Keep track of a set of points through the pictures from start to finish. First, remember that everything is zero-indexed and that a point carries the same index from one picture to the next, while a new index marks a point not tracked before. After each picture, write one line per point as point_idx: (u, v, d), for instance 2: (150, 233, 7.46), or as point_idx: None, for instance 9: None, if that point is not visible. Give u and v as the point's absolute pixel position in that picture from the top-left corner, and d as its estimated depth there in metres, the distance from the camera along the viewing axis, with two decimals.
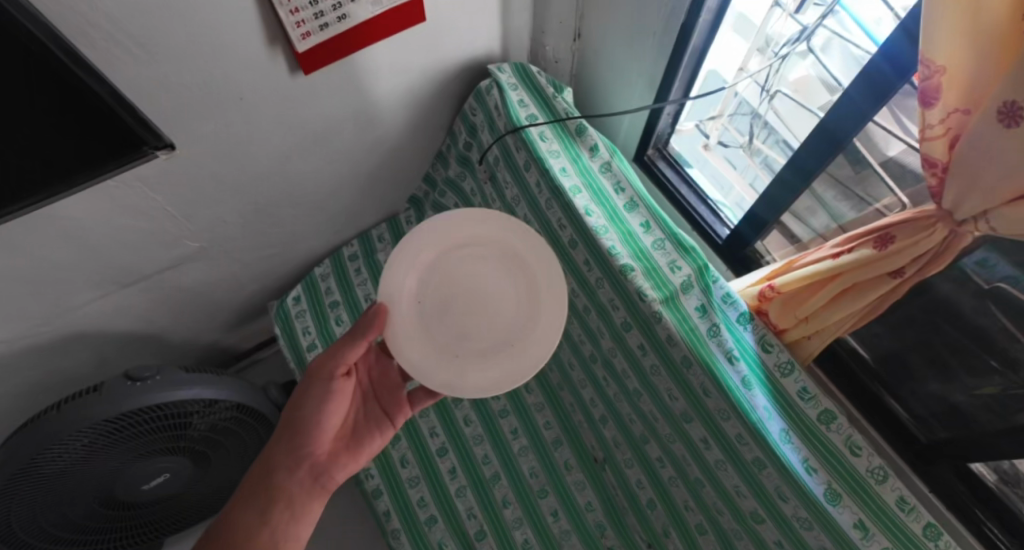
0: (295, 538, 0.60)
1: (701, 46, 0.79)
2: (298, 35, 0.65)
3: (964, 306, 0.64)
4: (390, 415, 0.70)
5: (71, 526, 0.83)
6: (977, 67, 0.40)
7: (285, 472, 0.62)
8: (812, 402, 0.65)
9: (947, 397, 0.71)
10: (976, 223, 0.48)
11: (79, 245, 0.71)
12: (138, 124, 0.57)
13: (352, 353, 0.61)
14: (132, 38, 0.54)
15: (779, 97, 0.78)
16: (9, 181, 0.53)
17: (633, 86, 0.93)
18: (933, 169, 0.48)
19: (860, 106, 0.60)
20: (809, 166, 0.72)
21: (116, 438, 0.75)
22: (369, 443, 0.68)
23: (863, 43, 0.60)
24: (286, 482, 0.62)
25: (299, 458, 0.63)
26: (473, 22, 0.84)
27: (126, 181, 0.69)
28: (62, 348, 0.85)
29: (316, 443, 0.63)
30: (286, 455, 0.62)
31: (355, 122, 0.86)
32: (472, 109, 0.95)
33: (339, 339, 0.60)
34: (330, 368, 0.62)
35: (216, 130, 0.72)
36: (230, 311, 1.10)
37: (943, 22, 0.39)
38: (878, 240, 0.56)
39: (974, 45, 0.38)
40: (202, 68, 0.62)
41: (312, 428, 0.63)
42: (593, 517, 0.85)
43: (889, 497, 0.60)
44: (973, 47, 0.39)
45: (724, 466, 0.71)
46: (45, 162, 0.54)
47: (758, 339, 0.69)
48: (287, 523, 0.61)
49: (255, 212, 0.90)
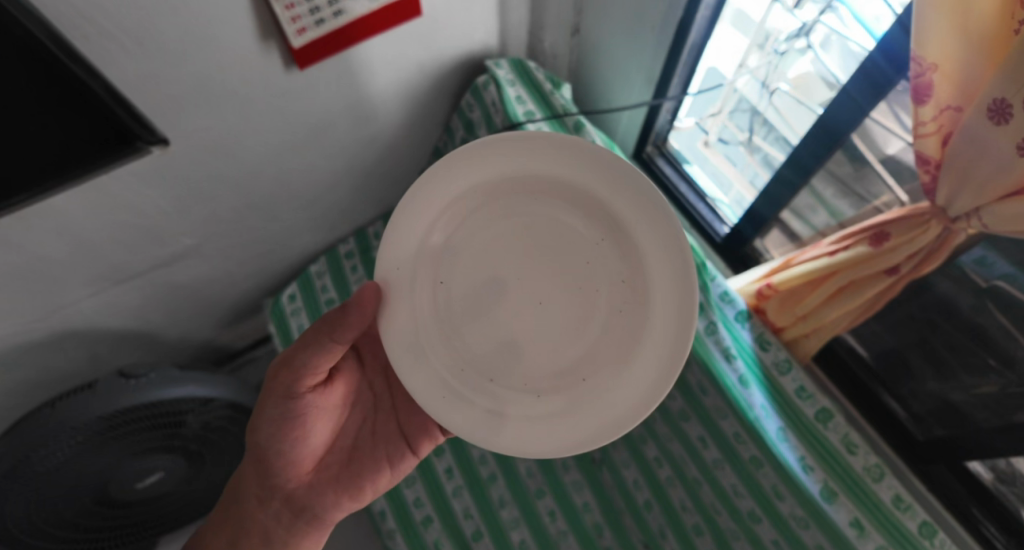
0: None
1: (699, 42, 0.79)
2: (294, 31, 0.64)
3: (962, 304, 0.64)
4: (402, 444, 0.67)
5: (66, 525, 0.83)
6: (966, 66, 0.39)
7: (255, 505, 0.63)
8: (811, 401, 0.65)
9: (946, 396, 0.71)
10: (969, 220, 0.47)
11: (72, 241, 0.71)
12: (131, 119, 0.57)
13: (314, 365, 0.55)
14: (124, 31, 0.53)
15: (778, 94, 0.77)
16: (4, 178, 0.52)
17: (631, 83, 0.92)
18: (925, 166, 0.48)
19: (858, 102, 0.60)
20: (808, 163, 0.71)
21: (110, 435, 0.74)
22: (364, 474, 0.65)
23: (862, 39, 0.60)
24: (255, 511, 0.63)
25: (271, 490, 0.62)
26: (471, 17, 0.84)
27: (119, 176, 0.68)
28: (54, 345, 0.84)
29: (289, 472, 0.61)
30: (254, 484, 0.62)
31: (351, 118, 0.86)
32: (469, 105, 0.94)
33: (301, 352, 0.54)
34: (289, 390, 0.56)
35: (210, 125, 0.71)
36: (225, 308, 1.10)
37: (934, 17, 0.38)
38: (873, 237, 0.56)
39: (963, 43, 0.38)
40: (197, 63, 0.61)
41: (278, 459, 0.60)
42: (590, 518, 0.85)
43: (885, 495, 0.60)
44: (963, 46, 0.38)
45: (722, 465, 0.71)
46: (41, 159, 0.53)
47: (756, 336, 0.69)
48: None
49: (250, 208, 0.89)
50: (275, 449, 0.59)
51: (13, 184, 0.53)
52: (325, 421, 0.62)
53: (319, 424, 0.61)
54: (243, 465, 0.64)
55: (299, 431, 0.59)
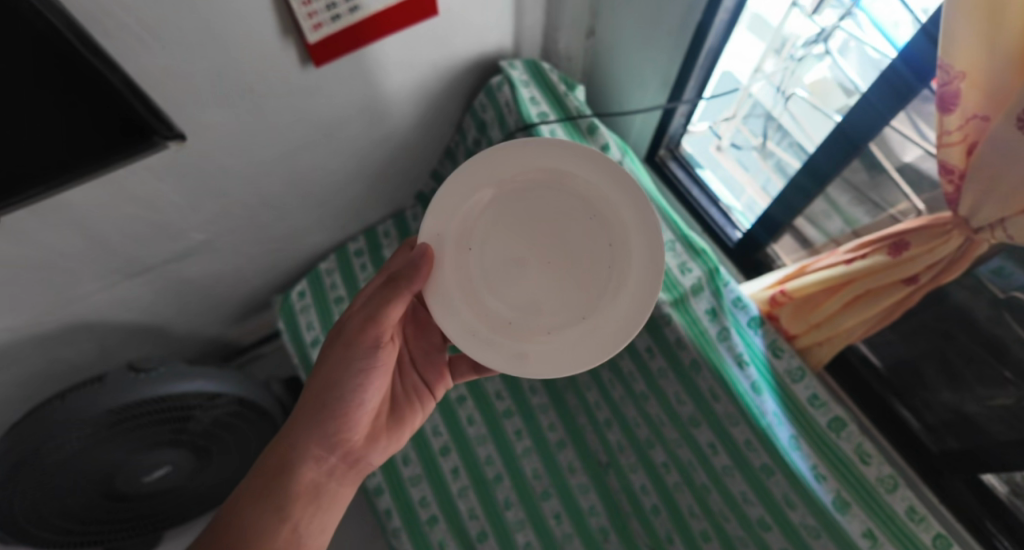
0: (323, 526, 0.55)
1: (716, 45, 0.77)
2: (310, 27, 0.64)
3: (979, 314, 0.63)
4: (431, 387, 0.68)
5: (72, 517, 0.83)
6: (996, 75, 0.38)
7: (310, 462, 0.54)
8: (823, 409, 0.64)
9: (961, 407, 0.70)
10: (993, 231, 0.46)
11: (86, 234, 0.71)
12: (150, 114, 0.56)
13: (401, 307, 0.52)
14: (144, 25, 0.53)
15: (794, 99, 0.78)
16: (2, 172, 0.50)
17: (647, 86, 0.91)
18: (949, 175, 0.47)
19: (878, 109, 0.59)
20: (825, 170, 0.70)
21: (119, 429, 0.74)
22: (411, 416, 0.65)
23: (883, 46, 0.59)
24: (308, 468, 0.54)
25: (331, 443, 0.56)
26: (488, 17, 0.84)
27: (133, 170, 0.68)
28: (65, 337, 0.84)
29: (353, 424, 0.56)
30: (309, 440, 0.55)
31: (365, 117, 0.86)
32: (482, 106, 0.94)
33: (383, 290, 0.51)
34: (374, 334, 0.53)
35: (227, 122, 0.71)
36: (235, 304, 1.10)
37: (966, 21, 0.37)
38: (892, 245, 0.55)
39: (989, 54, 0.37)
40: (216, 59, 0.62)
41: (345, 412, 0.55)
42: (596, 522, 0.84)
43: (899, 507, 0.59)
44: (991, 56, 0.37)
45: (732, 472, 0.70)
46: (47, 156, 0.52)
47: (768, 343, 0.68)
48: (315, 513, 0.55)
49: (261, 205, 0.90)
50: (347, 402, 0.55)
51: (16, 178, 0.52)
52: (390, 376, 0.59)
53: (382, 382, 0.57)
54: (292, 418, 0.55)
55: (375, 382, 0.56)
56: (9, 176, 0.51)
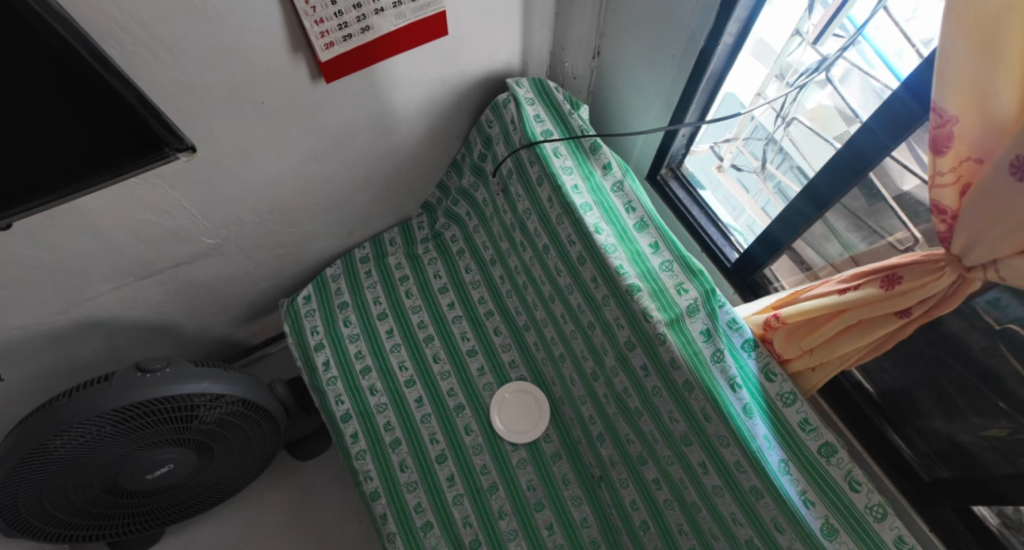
0: None
1: (721, 71, 0.79)
2: (322, 45, 0.66)
3: (974, 345, 0.63)
4: None
5: (76, 510, 0.86)
6: (993, 111, 0.39)
7: None
8: (814, 434, 0.65)
9: (952, 435, 0.70)
10: (984, 270, 0.46)
11: (99, 237, 0.73)
12: (161, 127, 0.58)
13: None
14: (160, 41, 0.56)
15: (794, 124, 0.78)
16: (16, 182, 0.52)
17: (651, 106, 0.93)
18: (941, 216, 0.47)
19: (882, 140, 0.59)
20: (826, 197, 0.72)
21: (124, 428, 0.76)
22: None
23: (884, 78, 0.60)
24: None
25: None
26: (496, 36, 0.85)
27: (147, 178, 0.70)
28: (76, 334, 0.87)
29: None
30: None
31: (374, 128, 0.88)
32: (489, 121, 0.96)
33: None
34: None
35: (238, 132, 0.73)
36: (242, 306, 1.12)
37: (962, 59, 0.38)
38: (883, 279, 0.54)
39: (987, 93, 0.38)
40: (228, 73, 0.64)
41: None
42: (588, 534, 0.85)
43: (888, 536, 0.59)
44: (987, 92, 0.38)
45: (722, 492, 0.71)
46: (58, 166, 0.54)
47: (761, 366, 0.69)
48: None
49: (270, 212, 0.92)
50: None
51: (22, 191, 0.53)
52: None
53: None
54: None
55: None
56: (27, 184, 0.53)
